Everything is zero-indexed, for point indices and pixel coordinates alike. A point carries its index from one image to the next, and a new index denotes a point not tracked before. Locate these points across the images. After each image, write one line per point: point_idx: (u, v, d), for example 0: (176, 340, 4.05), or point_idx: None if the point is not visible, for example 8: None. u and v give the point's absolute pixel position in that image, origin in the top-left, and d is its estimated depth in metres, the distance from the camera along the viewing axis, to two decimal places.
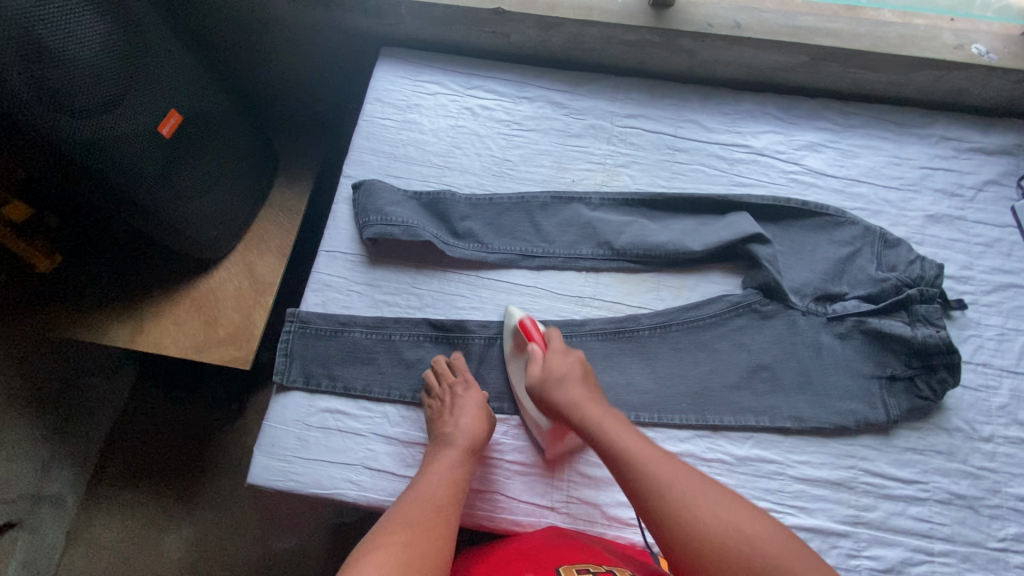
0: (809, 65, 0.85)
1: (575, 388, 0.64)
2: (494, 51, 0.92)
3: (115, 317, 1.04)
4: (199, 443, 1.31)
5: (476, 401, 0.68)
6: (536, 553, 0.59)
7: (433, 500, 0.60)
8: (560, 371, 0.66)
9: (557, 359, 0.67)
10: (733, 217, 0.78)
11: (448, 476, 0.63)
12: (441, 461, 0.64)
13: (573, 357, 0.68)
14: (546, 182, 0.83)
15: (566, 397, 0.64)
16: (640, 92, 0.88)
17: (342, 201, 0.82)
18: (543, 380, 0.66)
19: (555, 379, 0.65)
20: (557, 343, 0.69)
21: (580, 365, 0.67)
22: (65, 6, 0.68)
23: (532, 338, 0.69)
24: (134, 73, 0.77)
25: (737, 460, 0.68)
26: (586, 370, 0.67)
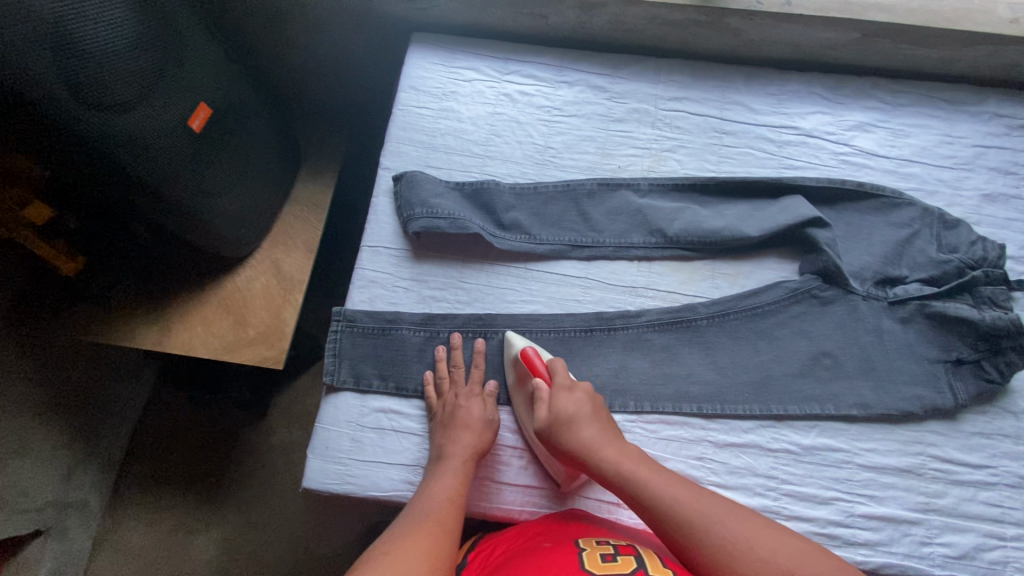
0: (860, 42, 0.82)
1: (589, 429, 0.61)
2: (530, 34, 0.89)
3: (141, 319, 1.01)
4: (224, 445, 1.29)
5: (477, 410, 0.66)
6: (555, 525, 0.61)
7: (437, 509, 0.58)
8: (567, 411, 0.62)
9: (563, 397, 0.63)
10: (787, 201, 0.76)
11: (454, 484, 0.61)
12: (444, 466, 0.63)
13: (580, 391, 0.64)
14: (591, 170, 0.80)
15: (578, 438, 0.61)
16: (683, 74, 0.86)
17: (382, 194, 0.79)
18: (550, 421, 0.62)
19: (563, 418, 0.62)
20: (563, 376, 0.65)
21: (590, 401, 0.64)
22: None
23: (536, 371, 0.66)
24: (162, 63, 0.74)
25: (804, 449, 0.67)
26: (595, 405, 0.64)
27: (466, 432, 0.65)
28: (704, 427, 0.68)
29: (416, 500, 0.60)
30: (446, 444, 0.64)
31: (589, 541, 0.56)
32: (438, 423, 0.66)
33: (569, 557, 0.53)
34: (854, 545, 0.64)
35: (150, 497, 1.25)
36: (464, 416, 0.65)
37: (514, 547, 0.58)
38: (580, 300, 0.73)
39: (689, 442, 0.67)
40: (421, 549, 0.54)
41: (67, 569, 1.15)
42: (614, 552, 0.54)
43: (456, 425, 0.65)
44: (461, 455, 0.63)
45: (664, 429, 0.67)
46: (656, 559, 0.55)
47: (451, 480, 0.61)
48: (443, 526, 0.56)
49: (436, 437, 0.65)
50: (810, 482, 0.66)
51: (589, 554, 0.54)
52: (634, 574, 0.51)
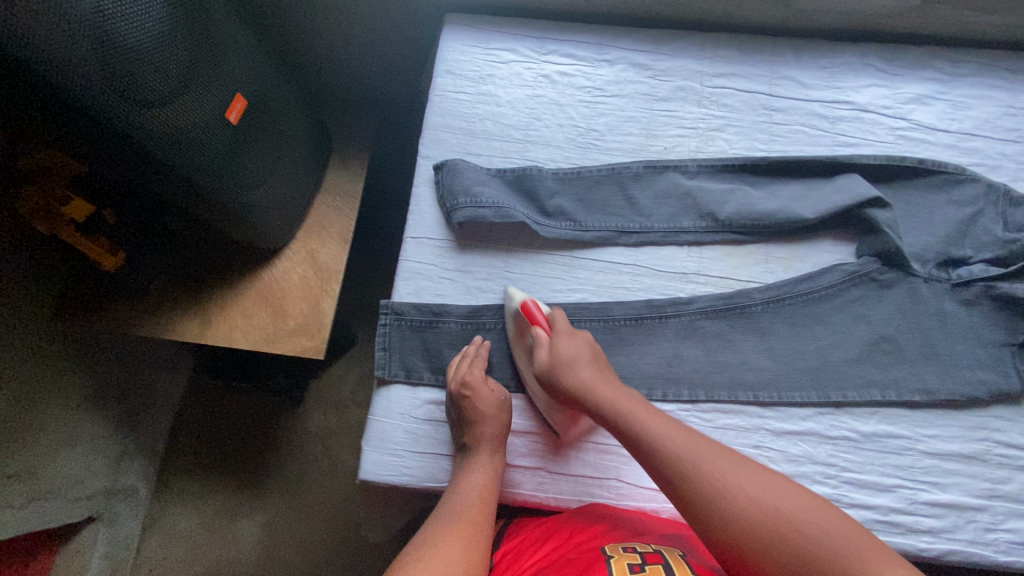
0: (919, 9, 0.78)
1: (585, 371, 0.62)
2: (567, 11, 0.86)
3: (182, 312, 1.02)
4: (262, 431, 1.31)
5: (486, 400, 0.65)
6: (580, 533, 0.60)
7: (468, 507, 0.59)
8: (566, 356, 0.63)
9: (564, 341, 0.65)
10: (843, 180, 0.73)
11: (482, 482, 0.62)
12: (472, 463, 0.63)
13: (581, 338, 0.66)
14: (636, 152, 0.78)
15: (578, 380, 0.62)
16: (729, 48, 0.82)
17: (423, 183, 0.78)
18: (550, 364, 0.63)
19: (562, 362, 0.63)
20: (564, 326, 0.67)
21: (590, 347, 0.65)
22: None
23: (536, 321, 0.67)
24: (200, 55, 0.72)
25: (863, 437, 0.66)
26: (594, 352, 0.65)
27: (488, 423, 0.64)
28: (760, 414, 0.67)
29: (445, 500, 0.60)
30: (469, 440, 0.64)
31: (615, 549, 0.55)
32: (454, 420, 0.66)
33: (596, 568, 0.53)
34: (917, 533, 0.63)
35: (194, 483, 1.28)
36: (474, 410, 0.64)
37: (543, 558, 0.58)
38: (629, 288, 0.72)
39: (745, 430, 0.66)
40: (457, 546, 0.54)
41: (120, 553, 1.19)
42: (641, 561, 0.53)
43: (471, 420, 0.64)
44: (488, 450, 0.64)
45: (719, 417, 0.67)
46: (685, 563, 0.54)
47: (480, 479, 0.62)
48: (475, 525, 0.57)
49: (458, 432, 0.65)
50: (870, 470, 0.65)
51: (617, 563, 0.53)
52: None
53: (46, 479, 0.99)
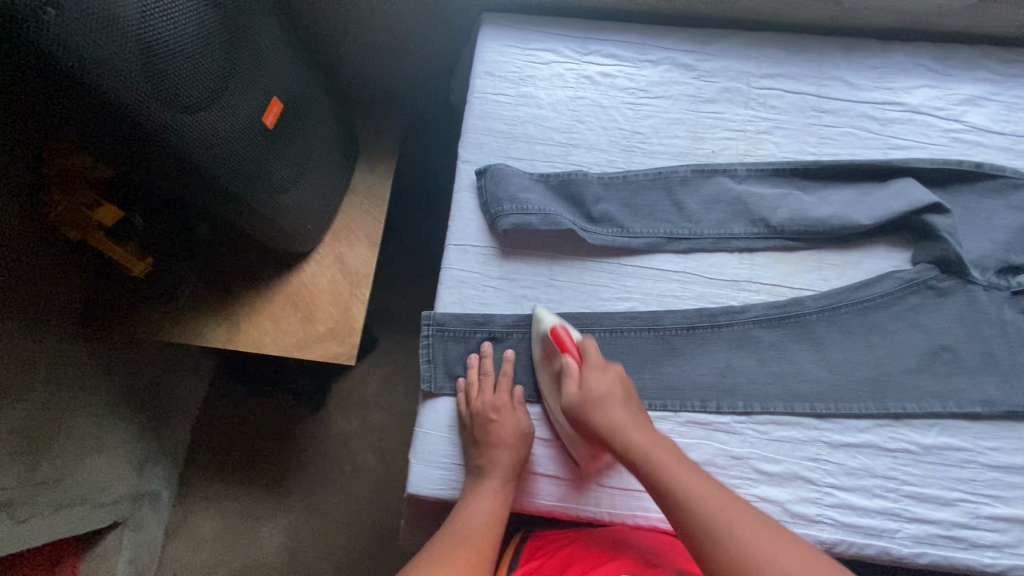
0: (974, 8, 0.76)
1: (616, 411, 0.60)
2: (608, 10, 0.84)
3: (211, 316, 1.00)
4: (285, 435, 1.30)
5: (510, 424, 0.64)
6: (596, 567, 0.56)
7: (474, 532, 0.57)
8: (597, 393, 0.61)
9: (595, 376, 0.63)
10: (898, 184, 0.71)
11: (492, 507, 0.60)
12: (484, 485, 0.61)
13: (612, 373, 0.64)
14: (682, 155, 0.76)
15: (608, 418, 0.60)
16: (776, 48, 0.80)
17: (464, 188, 0.76)
18: (581, 401, 0.61)
19: (594, 399, 0.61)
20: (595, 358, 0.64)
21: (621, 383, 0.63)
22: None
23: (567, 348, 0.65)
24: (236, 58, 0.70)
25: (924, 449, 0.64)
26: (626, 390, 0.63)
27: (499, 448, 0.62)
28: (817, 426, 0.65)
29: (452, 522, 0.59)
30: (483, 462, 0.62)
31: None
32: (472, 439, 0.64)
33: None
34: (981, 547, 0.61)
35: (217, 487, 1.27)
36: (497, 433, 0.63)
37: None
38: (679, 296, 0.70)
39: (802, 442, 0.65)
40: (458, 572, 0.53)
41: (145, 557, 1.18)
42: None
43: (491, 442, 0.63)
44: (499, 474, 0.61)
45: (776, 429, 0.65)
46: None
47: (490, 504, 0.60)
48: (479, 554, 0.55)
49: (472, 454, 0.64)
50: (932, 483, 0.63)
51: None
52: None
53: (74, 487, 0.98)
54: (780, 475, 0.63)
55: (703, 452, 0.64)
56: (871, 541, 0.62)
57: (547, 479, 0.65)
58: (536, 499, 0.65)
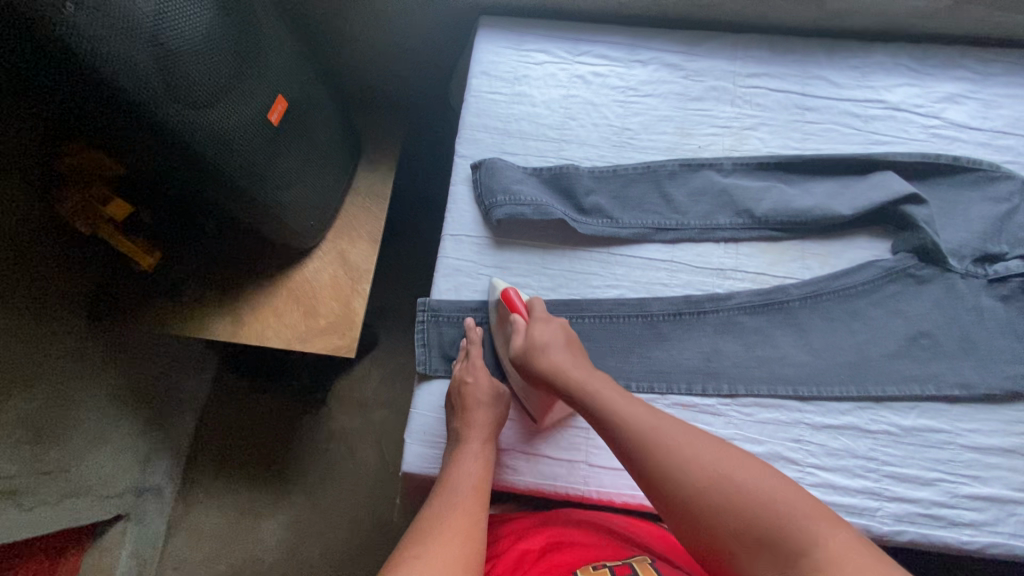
0: (951, 10, 0.79)
1: (557, 354, 0.64)
2: (600, 14, 0.88)
3: (215, 310, 1.03)
4: (286, 430, 1.32)
5: (485, 386, 0.67)
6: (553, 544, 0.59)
7: (463, 497, 0.59)
8: (540, 339, 0.65)
9: (540, 328, 0.66)
10: (878, 177, 0.74)
11: (477, 471, 0.62)
12: (466, 449, 0.63)
13: (555, 323, 0.67)
14: (670, 150, 0.79)
15: (552, 362, 0.64)
16: (761, 49, 0.84)
17: (460, 182, 0.79)
18: (525, 350, 0.65)
19: (538, 345, 0.65)
20: (540, 312, 0.68)
21: (564, 332, 0.67)
22: None
23: (515, 308, 0.68)
24: (241, 55, 0.73)
25: (904, 431, 0.66)
26: (569, 336, 0.67)
27: (479, 410, 0.65)
28: (800, 409, 0.67)
29: (440, 490, 0.60)
30: (462, 427, 0.64)
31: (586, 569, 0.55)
32: (450, 407, 0.67)
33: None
34: (959, 526, 0.63)
35: (218, 481, 1.29)
36: (475, 395, 0.66)
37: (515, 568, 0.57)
38: (667, 284, 0.73)
39: (786, 424, 0.67)
40: (455, 539, 0.54)
41: (146, 550, 1.20)
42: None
43: (469, 406, 0.65)
44: (480, 435, 0.64)
45: (760, 411, 0.67)
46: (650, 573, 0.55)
47: (473, 466, 0.62)
48: (474, 518, 0.57)
49: (451, 420, 0.66)
50: (912, 464, 0.65)
51: None
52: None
53: (77, 477, 1.00)
54: (764, 455, 0.65)
55: None
56: (853, 519, 0.63)
57: (536, 458, 0.68)
58: (528, 479, 0.67)
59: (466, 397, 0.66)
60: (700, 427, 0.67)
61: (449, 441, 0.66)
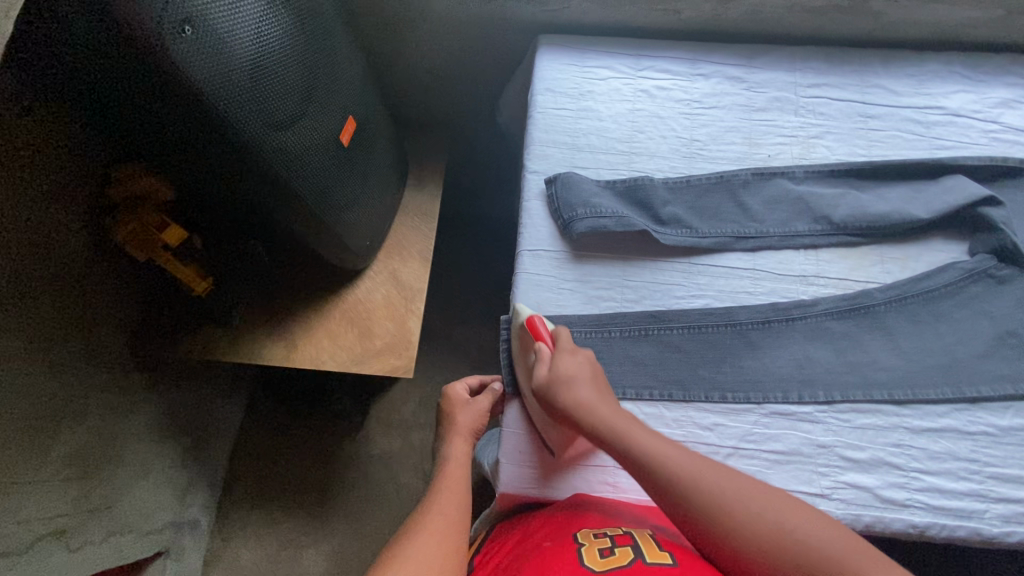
0: (1002, 19, 0.82)
1: (584, 391, 0.62)
2: (657, 30, 0.90)
3: (267, 335, 0.99)
4: (325, 456, 1.28)
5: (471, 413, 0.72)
6: (554, 517, 0.62)
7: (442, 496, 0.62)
8: (566, 372, 0.63)
9: (566, 360, 0.64)
10: (950, 181, 0.75)
11: (457, 477, 0.65)
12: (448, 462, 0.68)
13: (581, 357, 0.65)
14: (741, 160, 0.80)
15: (576, 399, 0.62)
16: (819, 60, 0.85)
17: (534, 197, 0.79)
18: (550, 382, 0.63)
19: (561, 379, 0.63)
20: (567, 343, 0.66)
21: (590, 366, 0.65)
22: (271, 13, 0.61)
23: (541, 337, 0.67)
24: (317, 76, 0.70)
25: (1002, 431, 0.66)
26: (595, 369, 0.65)
27: (468, 411, 0.72)
28: (897, 413, 0.67)
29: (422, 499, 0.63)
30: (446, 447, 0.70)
31: (587, 535, 0.58)
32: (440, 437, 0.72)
33: (567, 554, 0.56)
34: None
35: (258, 512, 1.25)
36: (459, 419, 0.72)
37: (520, 545, 0.60)
38: (752, 292, 0.73)
39: (885, 429, 0.67)
40: (434, 536, 0.56)
41: None
42: (612, 545, 0.56)
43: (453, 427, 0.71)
44: (463, 435, 0.70)
45: (858, 417, 0.67)
46: (651, 543, 0.58)
47: (457, 468, 0.66)
48: (451, 513, 0.59)
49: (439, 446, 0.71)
50: (1013, 464, 0.65)
51: (588, 550, 0.56)
52: (632, 563, 0.54)
53: (121, 514, 0.96)
54: (867, 461, 0.65)
55: (790, 441, 0.66)
56: (962, 522, 0.63)
57: None
58: (631, 496, 0.67)
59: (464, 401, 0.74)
60: (800, 434, 0.66)
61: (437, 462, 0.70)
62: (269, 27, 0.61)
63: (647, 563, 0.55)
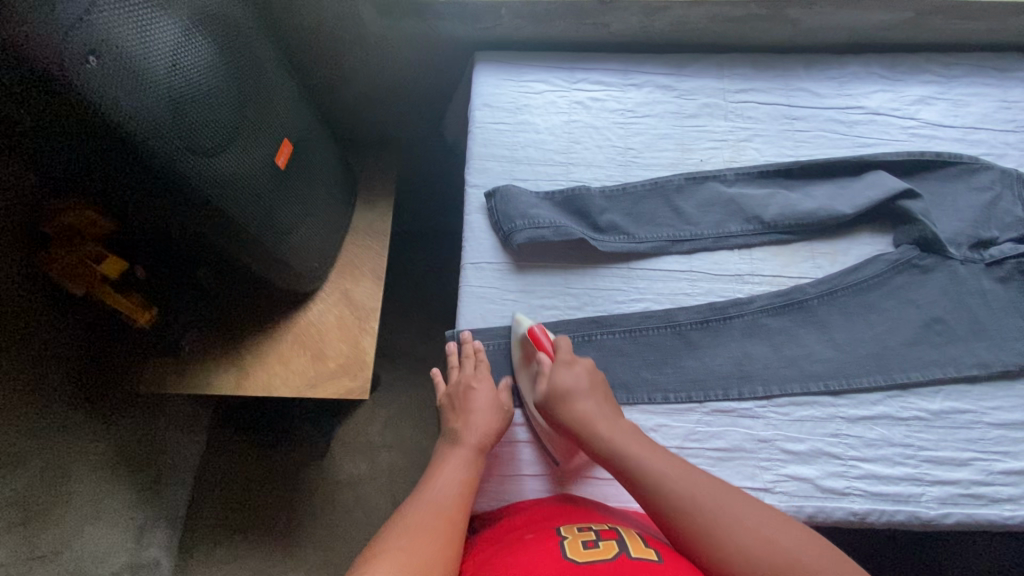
0: (912, 21, 0.86)
1: (582, 404, 0.65)
2: (590, 43, 0.92)
3: (217, 363, 0.96)
4: (291, 485, 1.22)
5: (489, 399, 0.68)
6: (540, 516, 0.61)
7: (444, 499, 0.60)
8: (567, 386, 0.66)
9: (565, 372, 0.67)
10: (872, 176, 0.78)
11: (460, 478, 0.63)
12: (454, 455, 0.65)
13: (579, 367, 0.68)
14: (674, 166, 0.82)
15: (577, 412, 0.64)
16: (745, 66, 0.88)
17: (474, 211, 0.79)
18: (549, 398, 0.66)
19: (562, 392, 0.65)
20: (566, 352, 0.68)
21: (590, 376, 0.67)
22: (188, 40, 0.61)
23: (542, 347, 0.69)
24: (247, 100, 0.70)
25: (934, 415, 0.68)
26: (594, 379, 0.67)
27: (478, 417, 0.67)
28: (833, 403, 0.69)
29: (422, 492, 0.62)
30: (458, 430, 0.67)
31: (570, 530, 0.57)
32: (450, 410, 0.70)
33: (550, 547, 0.55)
34: (999, 502, 0.65)
35: (221, 549, 1.16)
36: (474, 403, 0.68)
37: (500, 540, 0.59)
38: (689, 293, 0.74)
39: (822, 420, 0.68)
40: (425, 546, 0.55)
41: None
42: (596, 538, 0.55)
43: (464, 410, 0.68)
44: (469, 442, 0.65)
45: (796, 410, 0.69)
46: (636, 539, 0.57)
47: (458, 469, 0.64)
48: (450, 520, 0.58)
49: (449, 420, 0.69)
50: (946, 446, 0.67)
51: (571, 542, 0.55)
52: (614, 556, 0.53)
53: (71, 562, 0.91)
54: (806, 453, 0.66)
55: (732, 438, 0.67)
56: (901, 507, 0.64)
57: (584, 480, 0.68)
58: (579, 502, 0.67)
59: (468, 402, 0.69)
60: (741, 430, 0.68)
61: (444, 440, 0.68)
62: (187, 52, 0.61)
63: (630, 558, 0.53)
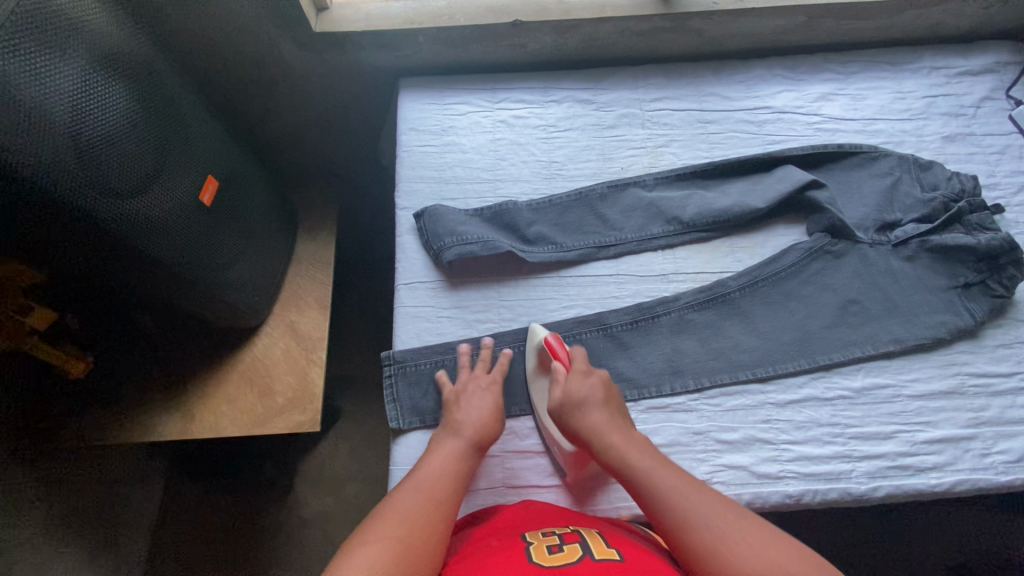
0: (807, 24, 0.92)
1: (596, 414, 0.64)
2: (511, 63, 0.95)
3: (160, 409, 0.93)
4: (253, 527, 1.09)
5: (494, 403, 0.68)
6: (511, 521, 0.61)
7: (432, 488, 0.59)
8: (580, 396, 0.65)
9: (577, 381, 0.67)
10: (782, 171, 0.82)
11: (450, 467, 0.61)
12: (445, 448, 0.63)
13: (593, 378, 0.68)
14: (597, 175, 0.85)
15: (587, 421, 0.64)
16: (658, 76, 0.93)
17: (405, 233, 0.80)
18: (563, 406, 0.65)
19: (577, 401, 0.65)
20: (581, 363, 0.69)
21: (603, 387, 0.67)
22: (88, 84, 0.60)
23: (557, 356, 0.69)
24: (158, 139, 0.69)
25: (857, 392, 0.71)
26: (608, 391, 0.67)
27: (479, 415, 0.66)
28: (762, 390, 0.71)
29: (410, 480, 0.60)
30: (455, 424, 0.65)
31: (535, 536, 0.57)
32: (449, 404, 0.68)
33: (516, 555, 0.54)
34: (925, 471, 0.67)
35: None
36: (474, 403, 0.67)
37: (466, 548, 0.58)
38: (618, 296, 0.77)
39: (753, 407, 0.70)
40: (410, 536, 0.54)
41: None
42: (559, 543, 0.55)
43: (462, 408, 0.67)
44: (463, 436, 0.64)
45: (727, 400, 0.71)
46: (601, 541, 0.56)
47: (447, 461, 0.62)
48: (439, 510, 0.57)
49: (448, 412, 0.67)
50: (870, 422, 0.69)
51: (536, 548, 0.54)
52: (580, 560, 0.52)
53: None
54: (740, 441, 0.68)
55: (668, 433, 0.68)
56: (833, 485, 0.66)
57: (529, 490, 0.67)
58: None
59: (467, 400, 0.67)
60: (677, 425, 0.69)
61: (442, 430, 0.66)
62: (87, 97, 0.60)
63: (594, 559, 0.52)
